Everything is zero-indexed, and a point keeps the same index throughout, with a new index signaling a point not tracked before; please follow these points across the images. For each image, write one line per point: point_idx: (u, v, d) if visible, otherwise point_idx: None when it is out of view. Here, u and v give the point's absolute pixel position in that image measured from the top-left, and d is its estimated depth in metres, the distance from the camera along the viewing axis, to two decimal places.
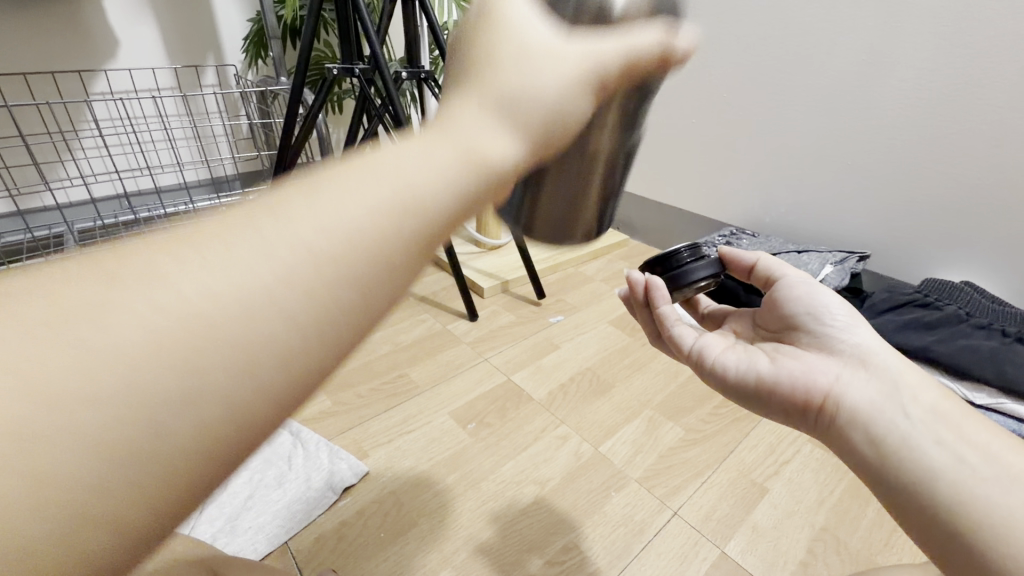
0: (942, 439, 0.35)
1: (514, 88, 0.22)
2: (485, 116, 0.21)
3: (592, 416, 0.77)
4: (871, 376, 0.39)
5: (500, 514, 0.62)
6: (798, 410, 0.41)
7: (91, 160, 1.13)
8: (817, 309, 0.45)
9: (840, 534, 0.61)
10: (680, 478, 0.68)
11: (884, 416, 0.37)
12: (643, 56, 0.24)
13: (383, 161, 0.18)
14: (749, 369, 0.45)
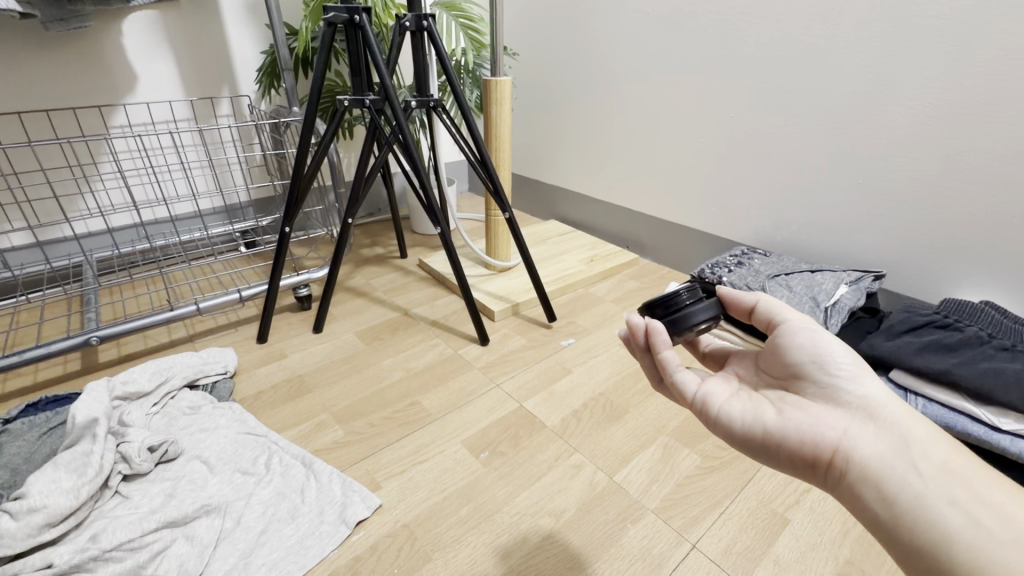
0: (959, 502, 0.34)
1: None
2: None
3: (607, 443, 0.76)
4: (879, 430, 0.38)
5: (515, 547, 0.61)
6: (806, 465, 0.39)
7: (109, 191, 1.16)
8: (821, 357, 0.41)
9: (866, 569, 0.59)
10: (698, 509, 0.66)
11: (896, 474, 0.36)
12: None
13: None
14: (755, 419, 0.41)
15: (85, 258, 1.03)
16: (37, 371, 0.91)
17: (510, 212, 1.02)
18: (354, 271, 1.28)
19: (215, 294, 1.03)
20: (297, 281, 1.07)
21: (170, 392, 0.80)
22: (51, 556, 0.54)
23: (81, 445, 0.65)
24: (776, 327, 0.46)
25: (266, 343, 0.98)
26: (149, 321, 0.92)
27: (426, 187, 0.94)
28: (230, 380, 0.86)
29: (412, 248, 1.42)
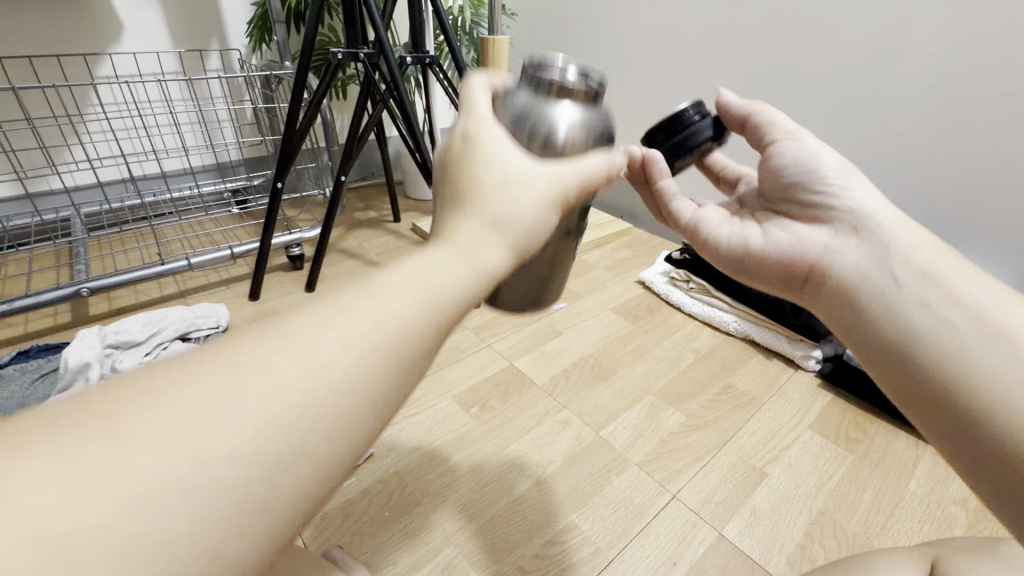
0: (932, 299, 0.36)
1: (498, 211, 0.31)
2: (475, 240, 0.30)
3: (594, 401, 0.78)
4: (861, 241, 0.41)
5: (503, 494, 0.63)
6: (787, 281, 0.45)
7: (96, 145, 1.13)
8: (811, 171, 0.44)
9: (837, 519, 0.62)
10: (680, 462, 0.69)
11: (871, 278, 0.39)
12: (592, 181, 0.35)
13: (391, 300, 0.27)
14: (742, 242, 0.47)
15: (74, 211, 1.01)
16: (27, 321, 0.91)
17: None
18: (347, 234, 1.27)
19: (207, 250, 1.02)
20: (289, 240, 1.06)
21: (162, 343, 0.80)
22: None
23: (75, 389, 0.66)
24: (769, 139, 0.48)
25: (258, 300, 0.98)
26: (140, 274, 0.92)
27: (422, 147, 0.93)
28: (223, 334, 0.86)
29: (406, 212, 1.41)
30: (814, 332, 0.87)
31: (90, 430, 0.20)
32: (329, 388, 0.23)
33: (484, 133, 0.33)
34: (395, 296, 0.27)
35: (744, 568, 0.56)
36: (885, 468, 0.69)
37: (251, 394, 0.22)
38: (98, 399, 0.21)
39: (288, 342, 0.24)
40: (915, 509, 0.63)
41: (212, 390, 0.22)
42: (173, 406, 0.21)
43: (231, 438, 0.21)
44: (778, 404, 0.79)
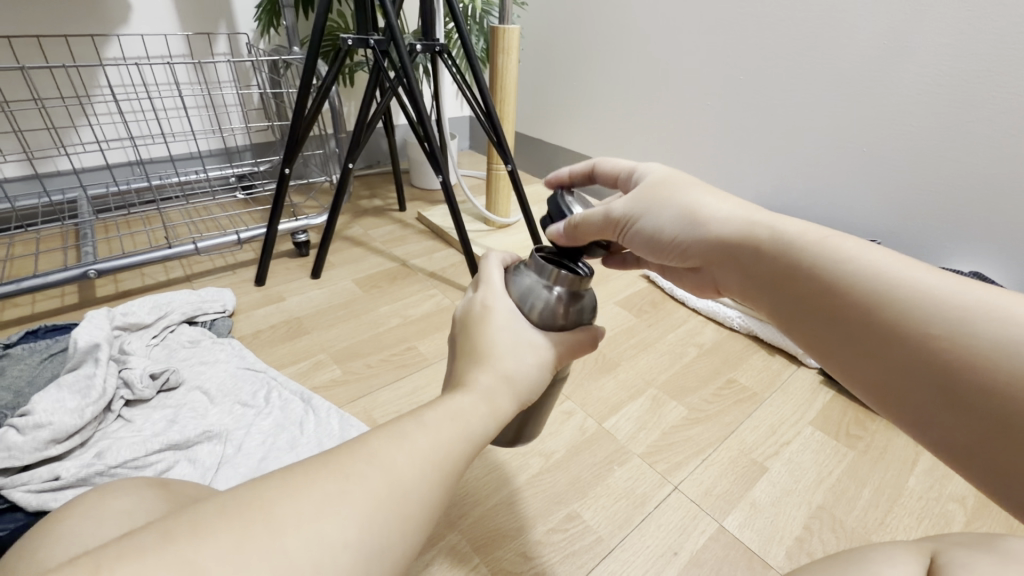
0: (803, 269, 0.35)
1: (510, 370, 0.39)
2: (495, 388, 0.37)
3: (598, 393, 0.78)
4: (713, 221, 0.39)
5: (507, 483, 0.64)
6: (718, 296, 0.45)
7: (103, 126, 1.13)
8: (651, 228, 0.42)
9: (836, 513, 0.62)
10: (682, 455, 0.69)
11: (746, 259, 0.38)
12: (578, 349, 0.44)
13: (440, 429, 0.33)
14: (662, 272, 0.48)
15: (80, 193, 1.01)
16: (34, 302, 0.91)
17: (512, 164, 1.01)
18: (352, 221, 1.27)
19: (214, 235, 1.02)
20: (296, 226, 1.06)
21: (169, 326, 0.81)
22: (57, 469, 0.56)
23: (84, 369, 0.66)
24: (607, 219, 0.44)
25: (264, 286, 0.98)
26: (146, 257, 0.92)
27: (431, 135, 0.93)
28: (229, 319, 0.87)
29: (411, 201, 1.41)
30: None
31: (227, 537, 0.24)
32: (400, 505, 0.29)
33: (498, 303, 0.42)
34: (442, 428, 0.33)
35: (743, 559, 0.57)
36: (885, 465, 0.70)
37: (348, 508, 0.27)
38: (222, 510, 0.25)
39: (367, 467, 0.29)
40: (913, 506, 0.64)
41: (313, 507, 0.26)
42: (289, 520, 0.25)
43: (334, 545, 0.26)
44: (781, 401, 0.80)
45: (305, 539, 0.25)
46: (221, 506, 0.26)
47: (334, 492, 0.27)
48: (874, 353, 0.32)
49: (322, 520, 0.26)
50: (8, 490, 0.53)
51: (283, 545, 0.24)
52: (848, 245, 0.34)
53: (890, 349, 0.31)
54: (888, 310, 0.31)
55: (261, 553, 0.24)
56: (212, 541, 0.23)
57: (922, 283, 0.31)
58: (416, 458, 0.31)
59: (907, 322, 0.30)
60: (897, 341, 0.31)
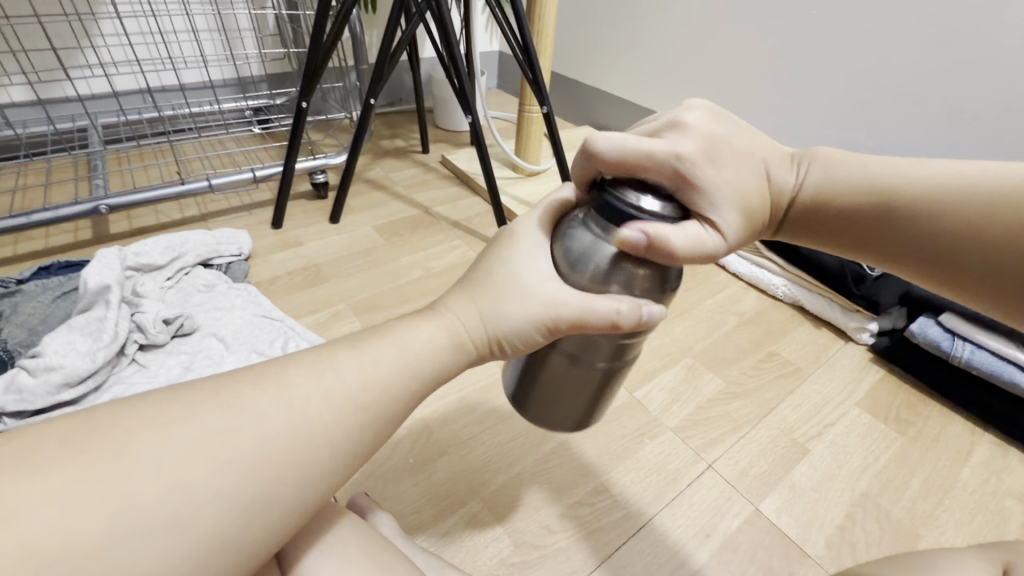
0: (855, 205, 0.42)
1: (485, 310, 0.36)
2: (459, 322, 0.37)
3: (630, 359, 0.74)
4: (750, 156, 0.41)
5: (531, 450, 0.61)
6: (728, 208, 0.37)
7: (111, 49, 1.06)
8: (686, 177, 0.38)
9: (882, 502, 0.59)
10: (717, 432, 0.65)
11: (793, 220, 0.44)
12: (592, 322, 0.35)
13: (379, 361, 0.34)
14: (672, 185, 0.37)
15: (89, 121, 0.96)
16: (47, 236, 0.88)
17: (548, 106, 0.92)
18: (372, 163, 1.20)
19: (227, 172, 0.97)
20: (314, 166, 1.00)
21: (184, 269, 0.77)
22: (71, 414, 0.54)
23: (95, 311, 0.63)
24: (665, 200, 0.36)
25: (281, 229, 0.94)
26: (158, 194, 0.87)
27: (460, 71, 0.84)
28: (245, 263, 0.83)
29: (434, 143, 1.32)
30: (875, 304, 0.77)
31: (63, 474, 0.26)
32: (287, 447, 0.30)
33: (524, 234, 0.38)
34: (378, 363, 0.34)
35: (781, 545, 0.54)
36: (937, 453, 0.65)
37: (227, 455, 0.28)
38: (100, 435, 0.27)
39: (268, 404, 0.31)
40: (965, 501, 0.60)
41: (193, 435, 0.28)
42: (157, 454, 0.27)
43: (200, 492, 0.27)
44: (826, 377, 0.74)
45: (164, 483, 0.27)
46: (98, 426, 0.28)
47: (219, 432, 0.29)
48: (914, 259, 0.41)
49: (193, 464, 0.28)
50: (23, 433, 0.52)
51: (128, 485, 0.26)
52: (890, 177, 0.41)
53: (928, 251, 0.40)
54: (918, 214, 0.39)
55: (115, 491, 0.26)
56: (77, 467, 0.26)
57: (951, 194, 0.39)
58: (329, 405, 0.32)
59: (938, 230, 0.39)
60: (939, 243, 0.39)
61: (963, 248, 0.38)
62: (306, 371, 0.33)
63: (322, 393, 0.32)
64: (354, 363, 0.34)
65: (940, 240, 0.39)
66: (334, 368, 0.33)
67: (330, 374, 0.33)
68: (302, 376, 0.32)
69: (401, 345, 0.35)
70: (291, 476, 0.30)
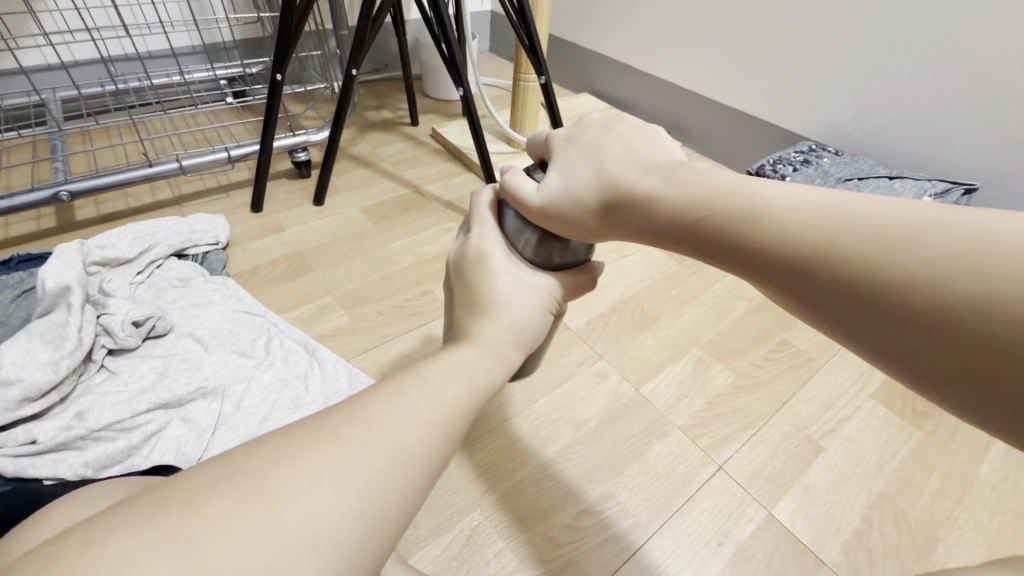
0: (701, 212, 0.29)
1: (517, 320, 0.34)
2: (498, 335, 0.33)
3: (635, 352, 0.70)
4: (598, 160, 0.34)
5: (534, 454, 0.58)
6: (633, 218, 0.32)
7: (64, 14, 0.96)
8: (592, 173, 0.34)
9: (899, 502, 0.56)
10: (728, 429, 0.62)
11: (619, 214, 0.32)
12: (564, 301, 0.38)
13: (444, 385, 0.28)
14: (575, 188, 0.34)
15: (44, 97, 0.88)
16: (8, 225, 0.82)
17: (546, 75, 0.85)
18: (357, 137, 1.12)
19: (200, 151, 0.90)
20: (295, 143, 0.93)
21: (156, 261, 0.71)
22: (34, 432, 0.50)
23: (55, 314, 0.57)
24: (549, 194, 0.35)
25: (261, 213, 0.88)
26: (124, 178, 0.81)
27: (449, 37, 0.76)
28: (223, 252, 0.77)
29: (424, 113, 1.24)
30: None
31: (208, 525, 0.20)
32: (392, 467, 0.24)
33: (493, 248, 0.37)
34: (444, 385, 0.29)
35: (796, 552, 0.52)
36: (956, 448, 0.62)
37: (335, 478, 0.22)
38: (220, 481, 0.22)
39: (364, 433, 0.24)
40: (985, 499, 0.57)
41: (302, 485, 0.22)
42: (282, 488, 0.22)
43: (324, 517, 0.21)
44: (840, 367, 0.71)
45: (301, 510, 0.21)
46: (171, 505, 0.21)
47: (325, 462, 0.23)
48: (790, 288, 0.27)
49: (315, 491, 0.22)
50: None
51: (267, 521, 0.21)
52: (780, 190, 0.28)
53: (799, 273, 0.26)
54: (770, 225, 0.27)
55: (251, 528, 0.20)
56: (203, 516, 0.21)
57: (834, 203, 0.26)
58: (418, 427, 0.26)
59: (807, 245, 0.26)
60: (803, 267, 0.26)
61: (846, 280, 0.25)
62: (378, 397, 0.26)
63: (398, 414, 0.26)
64: (421, 386, 0.28)
65: (815, 258, 0.25)
66: (403, 389, 0.27)
67: (404, 392, 0.27)
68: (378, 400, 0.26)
69: (452, 368, 0.30)
70: (405, 495, 0.24)
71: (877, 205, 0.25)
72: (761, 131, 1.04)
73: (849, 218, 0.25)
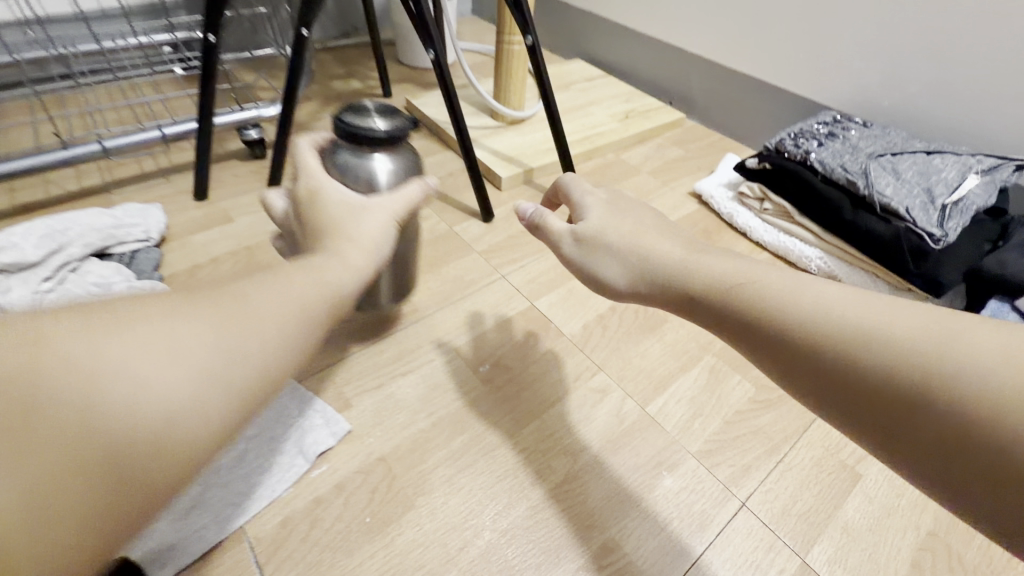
0: (730, 298, 0.34)
1: (349, 230, 0.42)
2: (350, 251, 0.41)
3: (639, 361, 0.60)
4: (643, 245, 0.40)
5: (522, 494, 0.48)
6: (674, 297, 0.38)
7: None
8: (636, 256, 0.40)
9: (953, 543, 0.48)
10: (749, 455, 0.53)
11: (670, 288, 0.38)
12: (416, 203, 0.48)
13: (301, 286, 0.35)
14: (625, 263, 0.40)
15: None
16: None
17: (533, 36, 0.73)
18: (320, 110, 0.99)
19: (129, 130, 0.77)
20: (243, 119, 0.81)
21: (68, 265, 0.59)
22: None
23: None
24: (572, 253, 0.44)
25: (206, 201, 0.75)
26: (35, 163, 0.68)
27: None
28: (156, 249, 0.66)
29: (397, 83, 1.11)
30: (937, 285, 0.63)
31: (87, 330, 0.24)
32: (255, 320, 0.31)
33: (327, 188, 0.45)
34: (301, 287, 0.35)
35: None
36: None
37: (198, 321, 0.28)
38: (83, 314, 0.25)
39: (231, 300, 0.31)
40: None
41: (163, 324, 0.27)
42: (147, 321, 0.26)
43: (180, 353, 0.26)
44: None
45: (157, 341, 0.26)
46: (47, 319, 0.24)
47: (182, 313, 0.28)
48: (803, 374, 0.30)
49: (167, 331, 0.26)
50: None
51: (127, 343, 0.25)
52: (804, 285, 0.33)
53: (813, 361, 0.30)
54: (793, 318, 0.31)
55: (118, 339, 0.25)
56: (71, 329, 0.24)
57: (849, 301, 0.30)
58: (289, 302, 0.33)
59: (821, 337, 0.30)
60: (841, 351, 0.29)
61: (854, 367, 0.28)
62: (250, 283, 0.33)
63: (271, 294, 0.33)
64: (300, 277, 0.36)
65: (830, 351, 0.29)
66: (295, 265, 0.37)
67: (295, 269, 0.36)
68: (264, 275, 0.34)
69: (308, 280, 0.36)
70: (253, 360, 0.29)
71: (887, 306, 0.29)
72: (776, 100, 0.93)
73: (860, 315, 0.29)
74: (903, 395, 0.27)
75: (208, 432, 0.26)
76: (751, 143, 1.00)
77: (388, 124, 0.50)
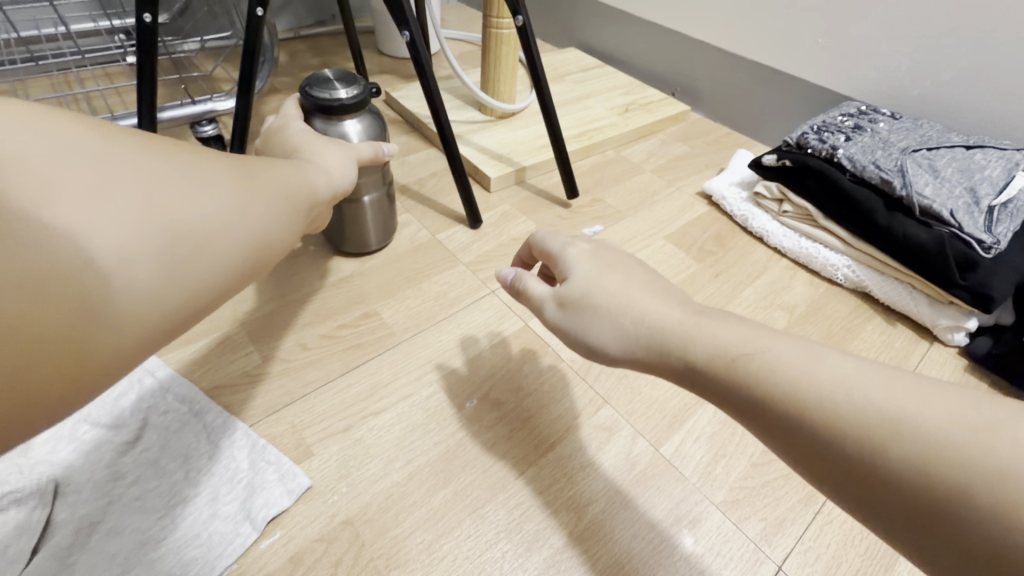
0: (732, 373, 0.29)
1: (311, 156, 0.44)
2: (318, 168, 0.41)
3: (650, 391, 0.52)
4: (630, 303, 0.34)
5: (516, 563, 0.40)
6: (668, 367, 0.32)
7: None
8: (625, 319, 0.34)
9: None
10: (783, 506, 0.45)
11: (662, 357, 0.32)
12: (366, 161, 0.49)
13: (275, 176, 0.34)
14: (611, 327, 0.34)
15: None
16: None
17: (523, 16, 0.64)
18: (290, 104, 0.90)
19: None
20: (196, 113, 0.72)
21: None
22: None
23: None
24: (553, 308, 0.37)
25: None
26: None
27: None
28: None
29: (376, 74, 1.01)
30: (986, 300, 0.55)
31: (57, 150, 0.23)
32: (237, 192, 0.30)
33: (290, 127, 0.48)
34: (277, 176, 0.34)
35: None
36: None
37: (178, 171, 0.27)
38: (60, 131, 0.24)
39: (212, 163, 0.30)
40: None
41: (140, 164, 0.26)
42: (124, 158, 0.25)
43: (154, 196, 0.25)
44: None
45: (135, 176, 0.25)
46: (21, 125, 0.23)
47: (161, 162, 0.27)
48: (824, 471, 0.26)
49: (141, 169, 0.26)
50: None
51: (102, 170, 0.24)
52: (818, 359, 0.28)
53: (834, 455, 0.25)
54: (810, 402, 0.26)
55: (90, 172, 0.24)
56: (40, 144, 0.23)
57: (872, 386, 0.26)
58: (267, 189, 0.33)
59: (844, 430, 0.25)
60: (870, 446, 0.24)
61: (885, 472, 0.24)
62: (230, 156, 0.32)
63: (255, 172, 0.33)
64: (271, 168, 0.35)
65: (855, 448, 0.25)
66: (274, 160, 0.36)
67: (272, 162, 0.36)
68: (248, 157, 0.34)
69: (282, 175, 0.35)
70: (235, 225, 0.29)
71: (918, 395, 0.25)
72: (790, 91, 0.85)
73: (890, 408, 0.25)
74: (942, 505, 0.22)
75: (193, 282, 0.27)
76: (762, 137, 0.92)
77: (354, 92, 0.52)
